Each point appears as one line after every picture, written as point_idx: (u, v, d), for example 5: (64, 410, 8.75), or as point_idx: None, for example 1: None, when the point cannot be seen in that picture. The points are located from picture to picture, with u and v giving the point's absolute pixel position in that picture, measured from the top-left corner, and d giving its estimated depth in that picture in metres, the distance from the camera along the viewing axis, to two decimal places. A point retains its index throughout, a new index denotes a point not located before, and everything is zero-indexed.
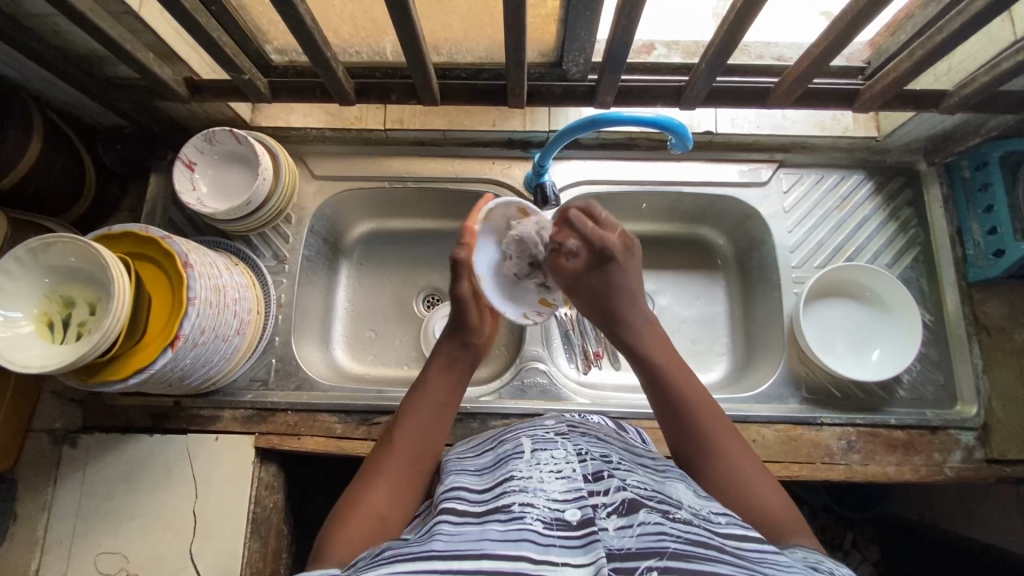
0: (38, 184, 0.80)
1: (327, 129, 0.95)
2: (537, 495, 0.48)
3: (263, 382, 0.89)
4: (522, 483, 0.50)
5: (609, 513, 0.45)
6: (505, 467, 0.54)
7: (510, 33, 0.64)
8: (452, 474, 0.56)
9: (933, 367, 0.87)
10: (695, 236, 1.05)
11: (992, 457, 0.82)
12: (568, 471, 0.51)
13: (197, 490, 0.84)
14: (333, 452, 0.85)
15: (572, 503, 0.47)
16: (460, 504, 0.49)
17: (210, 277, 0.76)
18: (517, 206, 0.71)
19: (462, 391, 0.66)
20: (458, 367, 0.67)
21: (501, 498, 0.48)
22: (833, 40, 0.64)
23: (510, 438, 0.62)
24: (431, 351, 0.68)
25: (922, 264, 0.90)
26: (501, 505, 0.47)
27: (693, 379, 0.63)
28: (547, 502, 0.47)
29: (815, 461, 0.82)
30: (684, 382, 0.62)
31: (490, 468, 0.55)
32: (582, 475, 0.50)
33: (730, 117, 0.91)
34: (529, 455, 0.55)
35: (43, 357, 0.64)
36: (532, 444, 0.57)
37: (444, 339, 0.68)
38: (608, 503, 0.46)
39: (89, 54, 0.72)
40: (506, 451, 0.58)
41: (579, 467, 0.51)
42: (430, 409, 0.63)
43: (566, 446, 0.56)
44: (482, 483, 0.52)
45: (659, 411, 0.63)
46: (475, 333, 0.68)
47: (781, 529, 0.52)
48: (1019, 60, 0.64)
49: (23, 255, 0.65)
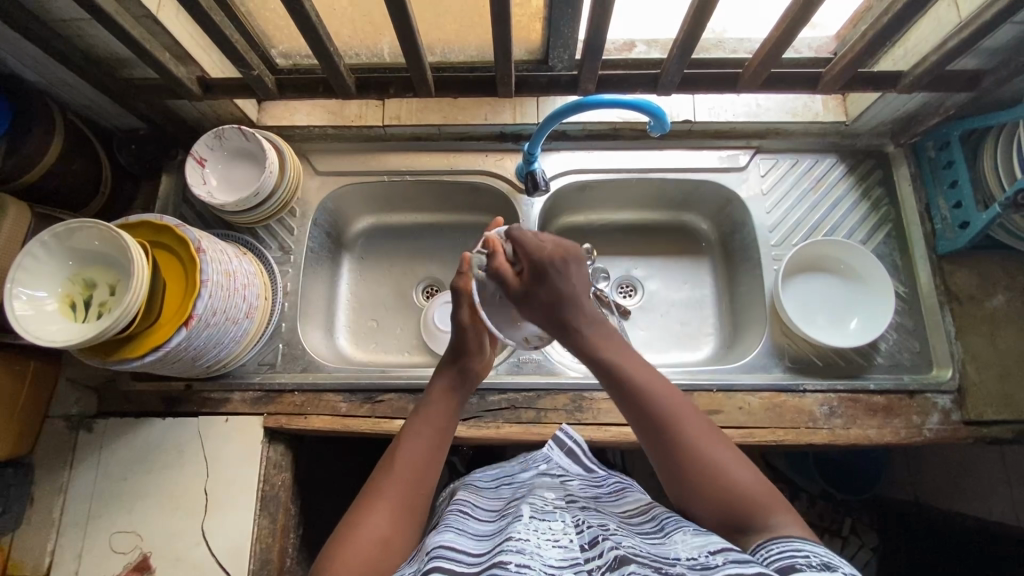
0: (59, 181, 0.85)
1: (329, 127, 1.01)
2: (534, 557, 0.47)
3: (271, 366, 0.93)
4: (519, 544, 0.48)
5: (603, 573, 0.45)
6: (504, 530, 0.52)
7: (499, 27, 0.70)
8: (448, 534, 0.54)
9: (908, 335, 0.92)
10: (680, 223, 1.10)
11: (969, 418, 0.86)
12: (566, 540, 0.50)
13: (208, 469, 0.87)
14: (339, 430, 0.88)
15: (568, 568, 0.46)
16: (454, 565, 0.48)
17: (221, 262, 0.81)
18: (520, 230, 0.76)
19: (461, 412, 0.69)
20: (459, 389, 0.70)
21: (497, 555, 0.47)
22: (789, 23, 0.70)
23: (508, 508, 0.60)
24: (433, 375, 0.71)
25: (893, 239, 0.96)
26: (497, 562, 0.46)
27: (654, 375, 0.61)
28: (543, 565, 0.46)
29: (799, 425, 0.86)
30: (649, 382, 0.60)
31: (487, 535, 0.54)
32: (579, 544, 0.50)
33: (707, 106, 0.97)
34: (528, 519, 0.53)
35: (65, 332, 0.68)
36: (531, 509, 0.55)
37: (445, 363, 0.72)
38: (602, 565, 0.46)
39: (112, 56, 0.78)
40: (505, 519, 0.56)
41: (575, 537, 0.51)
42: (432, 432, 0.65)
43: (564, 516, 0.55)
44: (480, 549, 0.50)
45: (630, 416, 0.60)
46: (476, 358, 0.72)
47: (752, 504, 0.53)
48: (962, 38, 0.70)
49: (49, 240, 0.70)
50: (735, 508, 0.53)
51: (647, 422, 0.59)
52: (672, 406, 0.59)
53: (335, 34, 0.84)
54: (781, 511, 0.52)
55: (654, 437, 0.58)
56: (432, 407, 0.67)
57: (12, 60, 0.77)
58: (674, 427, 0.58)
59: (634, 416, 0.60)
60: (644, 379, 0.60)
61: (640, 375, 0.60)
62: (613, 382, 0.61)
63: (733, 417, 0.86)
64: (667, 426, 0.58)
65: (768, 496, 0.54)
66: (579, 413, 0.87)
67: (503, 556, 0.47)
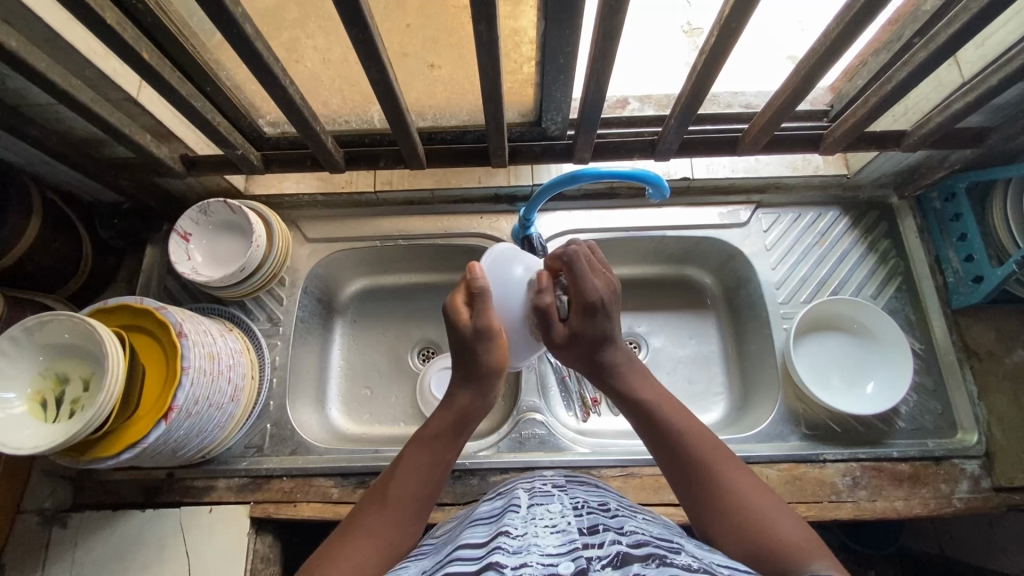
0: (37, 262, 0.82)
1: (319, 195, 0.99)
2: (530, 551, 0.42)
3: (258, 449, 0.88)
4: (514, 541, 0.44)
5: (604, 565, 0.40)
6: (499, 521, 0.49)
7: (489, 100, 0.68)
8: (464, 530, 0.50)
9: (928, 396, 0.87)
10: (683, 277, 1.06)
11: (999, 485, 0.81)
12: (564, 525, 0.46)
13: (191, 566, 0.81)
14: (331, 518, 0.83)
15: (566, 556, 0.41)
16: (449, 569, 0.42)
17: (205, 344, 0.76)
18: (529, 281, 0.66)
19: (457, 447, 0.62)
20: (459, 432, 0.62)
21: (491, 553, 0.42)
22: (790, 94, 0.68)
23: (506, 492, 0.58)
24: (446, 395, 0.63)
25: (905, 292, 0.93)
26: (491, 563, 0.41)
27: (688, 415, 0.61)
28: (540, 557, 0.41)
29: (822, 499, 0.81)
30: (678, 419, 0.61)
31: (482, 523, 0.50)
32: (577, 529, 0.46)
33: (705, 163, 0.95)
34: (525, 510, 0.50)
35: (35, 438, 0.63)
36: (529, 499, 0.52)
37: (460, 385, 0.63)
38: (604, 556, 0.41)
39: (90, 137, 0.76)
40: (501, 504, 0.53)
41: (574, 521, 0.47)
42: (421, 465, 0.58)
43: (562, 500, 0.52)
44: (472, 538, 0.47)
45: (653, 445, 0.61)
46: (491, 382, 0.63)
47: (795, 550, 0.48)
48: (967, 102, 0.68)
49: (18, 333, 0.66)
50: (780, 558, 0.48)
51: (682, 468, 0.57)
52: (700, 439, 0.59)
53: (322, 104, 0.82)
54: (828, 562, 0.46)
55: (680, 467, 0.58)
56: (438, 438, 0.60)
57: None
58: (698, 458, 0.57)
59: (658, 448, 0.60)
60: (669, 410, 0.61)
61: (674, 415, 0.61)
62: (644, 420, 0.62)
63: None
64: (703, 466, 0.56)
65: (814, 547, 0.48)
66: None
67: (498, 557, 0.41)
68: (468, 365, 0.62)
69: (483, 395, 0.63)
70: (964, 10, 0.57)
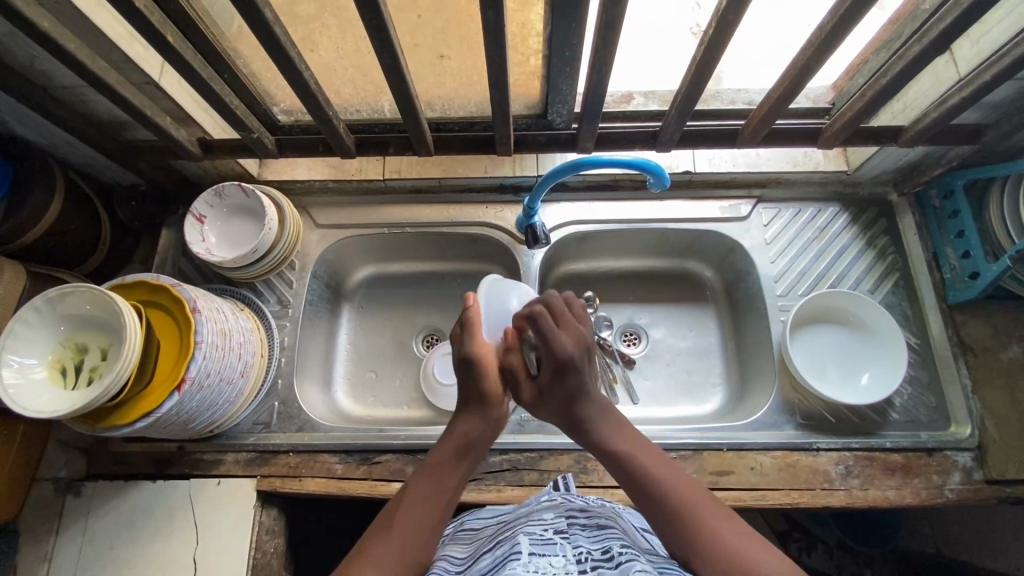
0: (59, 239, 0.85)
1: (330, 181, 1.02)
2: None
3: (265, 426, 0.91)
4: None
5: None
6: (503, 571, 0.52)
7: (496, 88, 0.71)
8: None
9: (923, 390, 0.89)
10: (684, 271, 1.08)
11: (991, 477, 0.82)
12: None
13: (198, 536, 0.84)
14: (334, 493, 0.85)
15: None
16: None
17: (218, 321, 0.79)
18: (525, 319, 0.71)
19: (469, 471, 0.63)
20: (467, 457, 0.62)
21: None
22: (787, 86, 0.70)
23: (508, 531, 0.61)
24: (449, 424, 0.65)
25: (902, 288, 0.94)
26: None
27: (658, 455, 0.60)
28: None
29: (815, 487, 0.82)
30: (650, 460, 0.59)
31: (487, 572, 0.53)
32: None
33: (706, 157, 0.97)
34: (528, 559, 0.53)
35: (54, 402, 0.66)
36: (531, 545, 0.55)
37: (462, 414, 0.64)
38: None
39: (113, 120, 0.79)
40: (503, 547, 0.57)
41: None
42: (428, 494, 0.59)
43: (565, 550, 0.55)
44: None
45: (630, 491, 0.59)
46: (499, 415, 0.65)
47: None
48: (962, 97, 0.70)
49: (42, 304, 0.69)
50: None
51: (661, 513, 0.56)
52: (676, 481, 0.57)
53: (335, 93, 0.85)
54: None
55: (659, 512, 0.56)
56: (445, 464, 0.61)
57: (16, 124, 0.78)
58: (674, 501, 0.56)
59: (636, 495, 0.58)
60: (640, 451, 0.60)
61: (645, 456, 0.60)
62: (620, 465, 0.60)
63: (745, 478, 0.82)
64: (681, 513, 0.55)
65: None
66: (584, 474, 0.84)
67: None
68: (476, 392, 0.65)
69: (491, 425, 0.65)
70: (955, 5, 0.59)
